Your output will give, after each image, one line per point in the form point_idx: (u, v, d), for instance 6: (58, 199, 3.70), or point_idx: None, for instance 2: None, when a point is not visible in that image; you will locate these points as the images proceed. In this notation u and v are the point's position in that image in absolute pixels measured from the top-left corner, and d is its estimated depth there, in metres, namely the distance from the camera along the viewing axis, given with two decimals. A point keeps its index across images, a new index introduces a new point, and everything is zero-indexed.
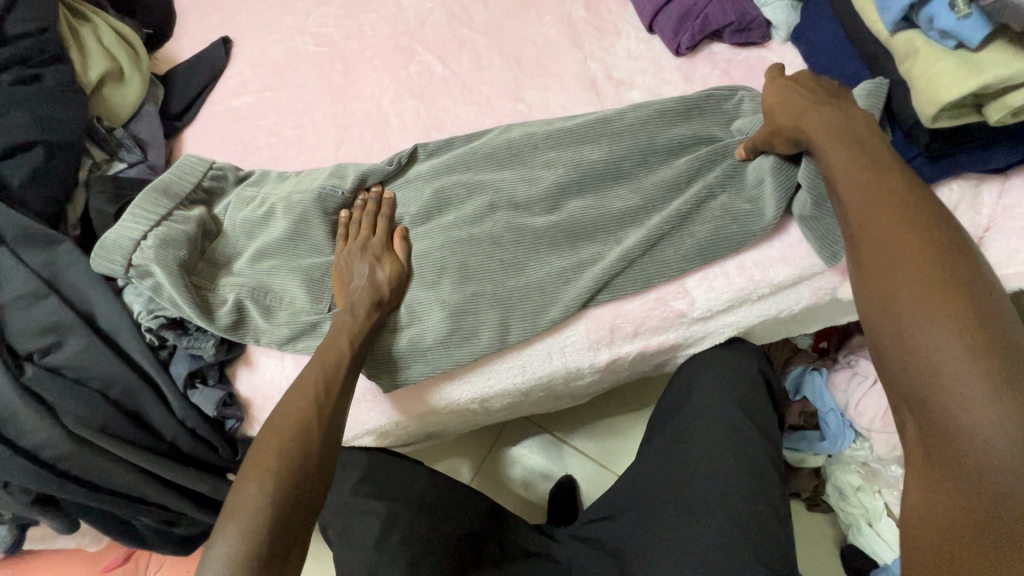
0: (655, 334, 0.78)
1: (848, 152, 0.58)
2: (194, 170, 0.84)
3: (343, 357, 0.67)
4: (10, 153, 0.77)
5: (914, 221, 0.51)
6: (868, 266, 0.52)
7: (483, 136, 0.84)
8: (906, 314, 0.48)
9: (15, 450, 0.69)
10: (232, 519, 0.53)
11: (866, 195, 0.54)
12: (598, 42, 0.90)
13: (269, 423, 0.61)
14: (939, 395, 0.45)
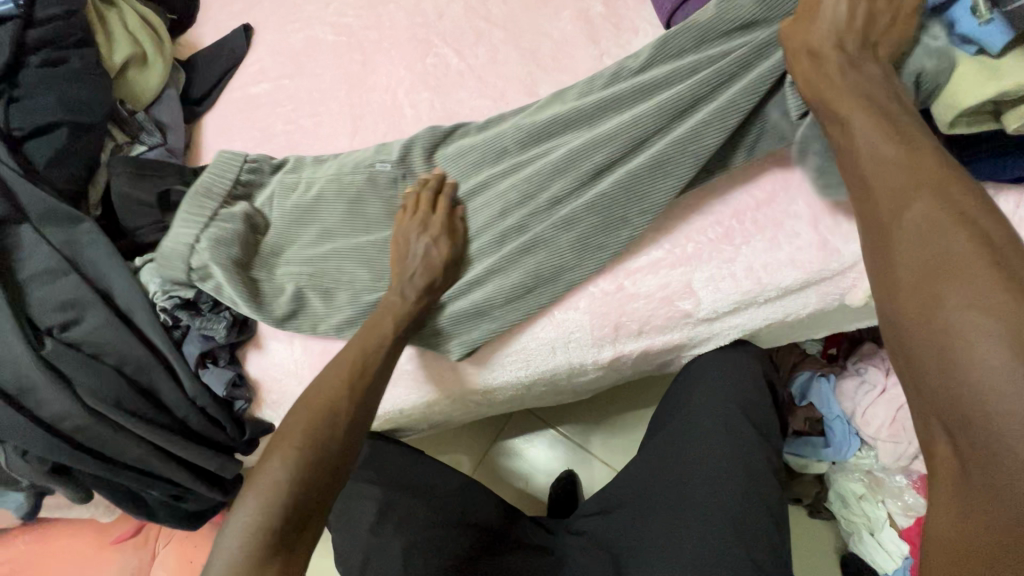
0: (659, 333, 0.78)
1: (889, 138, 0.50)
2: (230, 164, 0.86)
3: (386, 342, 0.69)
4: (36, 133, 0.79)
5: (953, 200, 0.44)
6: (914, 269, 0.43)
7: (541, 106, 0.77)
8: (958, 325, 0.39)
9: (34, 419, 0.71)
10: (255, 490, 0.57)
11: (911, 187, 0.46)
12: (615, 38, 0.90)
13: (302, 399, 0.65)
14: (988, 424, 0.37)
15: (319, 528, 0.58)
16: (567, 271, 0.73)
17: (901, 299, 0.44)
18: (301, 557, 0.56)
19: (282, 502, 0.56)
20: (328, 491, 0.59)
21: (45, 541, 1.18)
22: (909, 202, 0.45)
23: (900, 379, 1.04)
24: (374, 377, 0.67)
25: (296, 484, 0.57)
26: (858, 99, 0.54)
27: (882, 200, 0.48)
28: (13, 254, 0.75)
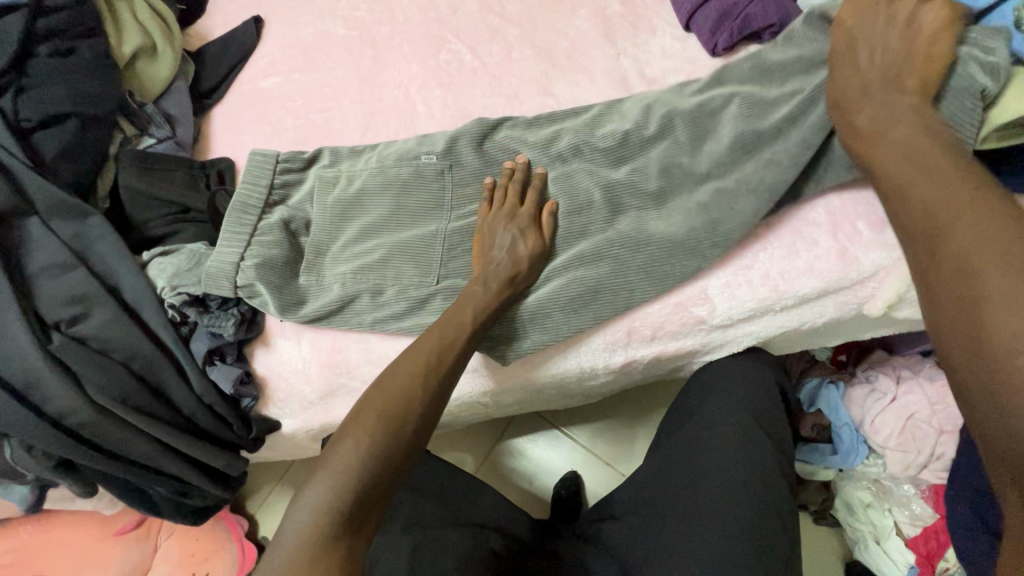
0: (672, 340, 0.77)
1: (935, 179, 0.54)
2: (264, 167, 0.85)
3: (465, 333, 0.67)
4: (44, 124, 0.78)
5: (1000, 227, 0.48)
6: (963, 300, 0.48)
7: (597, 116, 0.80)
8: (1010, 349, 0.44)
9: (40, 415, 0.71)
10: (328, 474, 0.57)
11: (959, 218, 0.51)
12: (632, 38, 0.88)
13: (380, 381, 0.64)
14: None
15: (382, 511, 0.59)
16: (627, 292, 0.73)
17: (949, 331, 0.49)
18: (368, 533, 0.57)
19: (351, 490, 0.56)
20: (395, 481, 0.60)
21: (46, 532, 1.17)
22: (965, 235, 0.50)
23: (911, 389, 1.04)
24: (453, 370, 0.65)
25: (366, 473, 0.57)
26: (897, 143, 0.59)
27: (935, 236, 0.52)
28: (19, 248, 0.74)
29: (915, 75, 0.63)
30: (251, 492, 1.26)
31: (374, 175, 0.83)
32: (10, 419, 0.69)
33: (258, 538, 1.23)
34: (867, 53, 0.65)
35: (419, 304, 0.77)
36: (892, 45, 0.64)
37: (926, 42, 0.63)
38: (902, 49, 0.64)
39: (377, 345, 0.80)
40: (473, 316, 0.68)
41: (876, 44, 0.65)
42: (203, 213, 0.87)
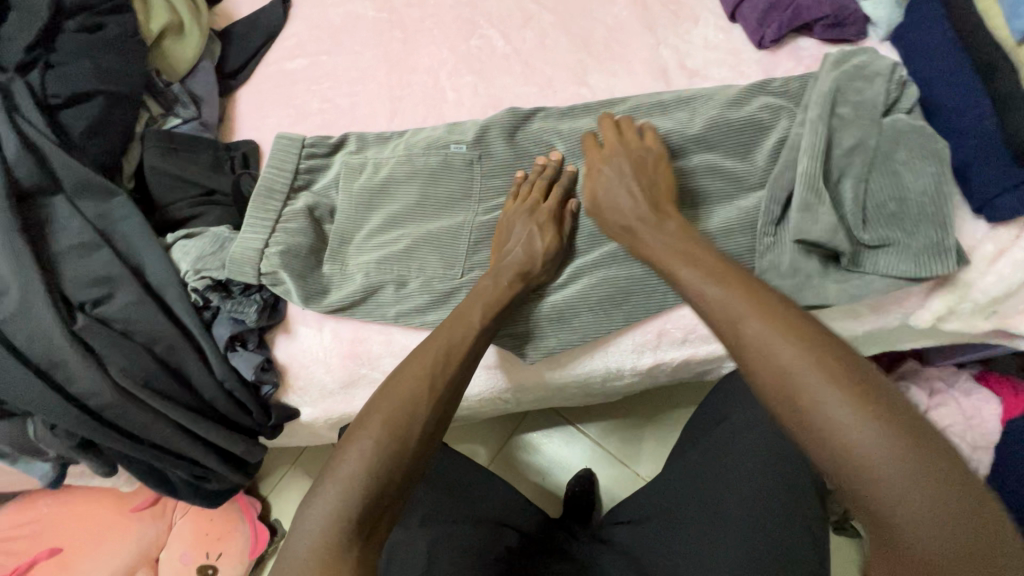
0: (704, 343, 0.75)
1: (712, 276, 0.57)
2: (288, 152, 0.84)
3: (474, 333, 0.66)
4: (71, 101, 0.77)
5: (773, 308, 0.52)
6: (782, 402, 0.48)
7: (634, 112, 0.78)
8: (833, 439, 0.45)
9: (64, 395, 0.70)
10: (336, 482, 0.54)
11: (744, 305, 0.53)
12: (673, 27, 0.85)
13: (389, 384, 0.61)
14: (894, 505, 0.42)
15: (393, 519, 0.56)
16: (659, 294, 0.71)
17: (784, 427, 0.49)
18: (379, 542, 0.54)
19: (362, 497, 0.54)
20: (407, 485, 0.58)
21: (66, 505, 1.18)
22: (754, 337, 0.51)
23: (944, 402, 0.99)
24: (461, 371, 0.64)
25: (377, 478, 0.55)
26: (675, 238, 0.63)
27: (732, 343, 0.53)
28: (43, 226, 0.72)
29: (652, 195, 0.68)
30: (265, 474, 1.28)
31: (400, 163, 0.81)
32: (34, 398, 0.69)
33: (272, 520, 1.24)
34: (603, 185, 0.71)
35: (446, 297, 0.76)
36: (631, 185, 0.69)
37: (663, 164, 0.71)
38: (642, 187, 0.69)
39: (398, 336, 0.78)
40: (481, 317, 0.67)
41: (611, 177, 0.70)
42: (226, 196, 0.86)
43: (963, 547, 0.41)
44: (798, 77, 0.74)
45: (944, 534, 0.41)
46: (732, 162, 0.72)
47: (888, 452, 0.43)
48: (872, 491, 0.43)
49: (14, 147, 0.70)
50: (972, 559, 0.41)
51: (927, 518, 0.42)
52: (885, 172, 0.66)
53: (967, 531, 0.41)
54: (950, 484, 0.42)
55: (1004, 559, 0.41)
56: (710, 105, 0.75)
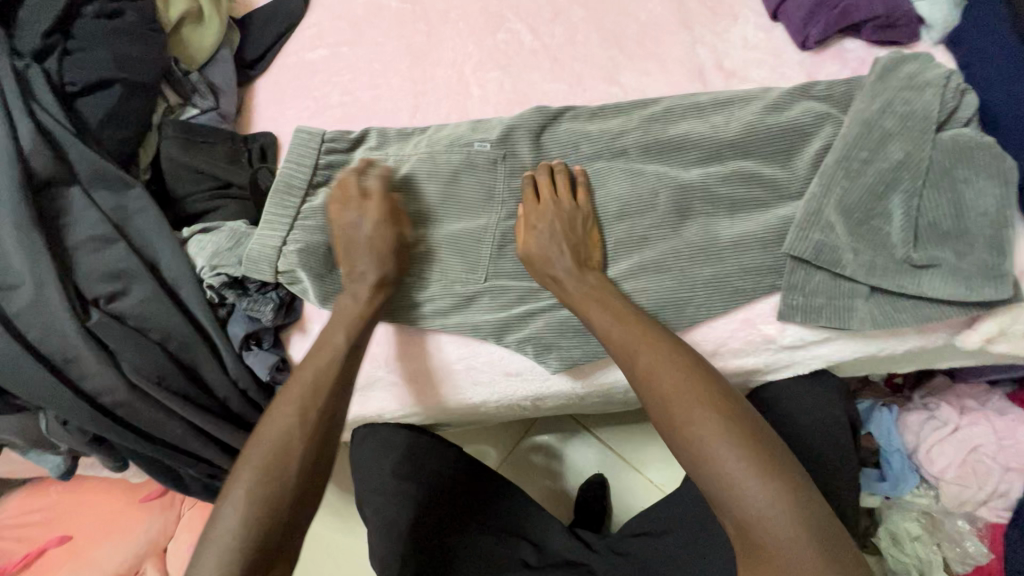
0: (735, 358, 0.71)
1: (612, 313, 0.64)
2: (306, 145, 0.81)
3: (339, 360, 0.66)
4: (89, 90, 0.75)
5: (658, 342, 0.61)
6: (669, 427, 0.57)
7: (667, 112, 0.74)
8: (708, 455, 0.55)
9: (76, 391, 0.69)
10: (222, 542, 0.55)
11: (636, 341, 0.62)
12: (710, 25, 0.83)
13: (261, 433, 0.60)
14: (749, 501, 0.52)
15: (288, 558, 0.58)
16: (690, 307, 0.68)
17: (672, 447, 0.58)
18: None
19: (256, 543, 0.55)
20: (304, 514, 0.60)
21: (78, 491, 1.17)
22: (648, 372, 0.60)
23: (976, 420, 0.95)
24: (336, 396, 0.64)
25: (265, 523, 0.56)
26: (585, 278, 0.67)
27: (632, 374, 0.61)
28: (59, 218, 0.70)
29: (578, 254, 0.69)
30: None
31: (422, 160, 0.78)
32: (46, 393, 0.68)
33: None
34: (539, 234, 0.69)
35: (467, 300, 0.74)
36: (556, 238, 0.68)
37: (591, 225, 0.71)
38: (568, 239, 0.69)
39: (416, 340, 0.76)
40: (344, 340, 0.67)
41: (543, 230, 0.69)
42: (243, 189, 0.83)
43: (813, 537, 0.51)
44: (845, 80, 0.71)
45: (785, 521, 0.51)
46: (771, 169, 0.69)
47: (751, 464, 0.53)
48: (738, 498, 0.53)
49: (29, 136, 0.69)
50: (808, 539, 0.51)
51: (785, 517, 0.51)
52: (936, 186, 0.63)
53: (814, 523, 0.52)
54: (796, 487, 0.53)
55: (839, 543, 0.52)
56: (750, 108, 0.72)
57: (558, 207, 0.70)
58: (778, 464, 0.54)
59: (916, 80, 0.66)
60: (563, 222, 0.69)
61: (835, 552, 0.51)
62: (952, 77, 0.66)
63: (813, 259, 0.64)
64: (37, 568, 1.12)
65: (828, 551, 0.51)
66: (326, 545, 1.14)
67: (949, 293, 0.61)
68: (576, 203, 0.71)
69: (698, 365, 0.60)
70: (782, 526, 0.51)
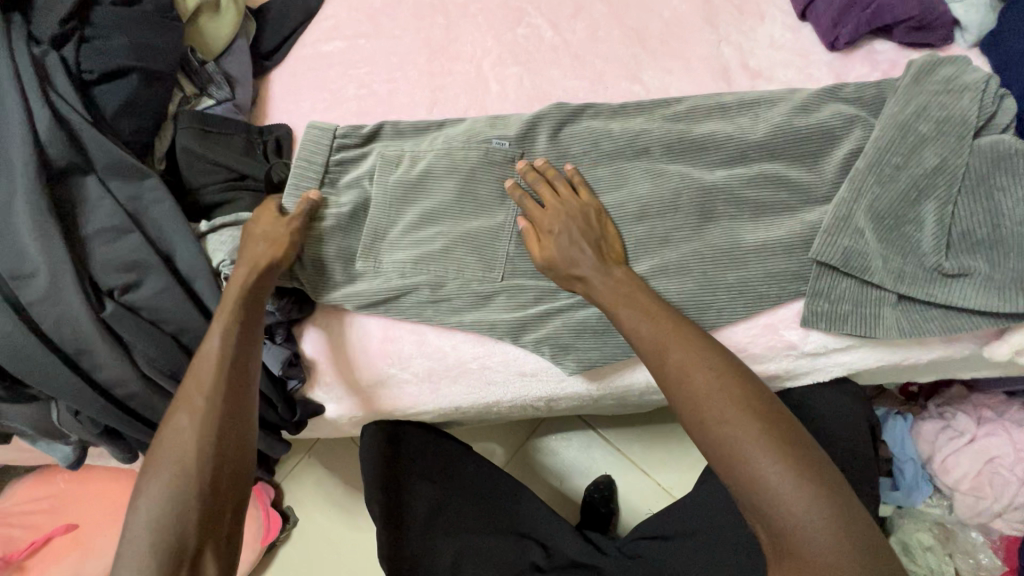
0: (755, 364, 0.70)
1: (639, 310, 0.62)
2: (319, 143, 0.79)
3: (224, 349, 0.62)
4: (105, 78, 0.74)
5: (688, 339, 0.60)
6: (701, 427, 0.56)
7: (691, 112, 0.73)
8: (741, 458, 0.53)
9: (90, 382, 0.69)
10: (133, 554, 0.53)
11: (666, 340, 0.60)
12: (736, 24, 0.82)
13: (158, 442, 0.58)
14: (783, 501, 0.51)
15: (217, 556, 0.56)
16: (711, 312, 0.67)
17: (702, 448, 0.57)
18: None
19: (169, 545, 0.54)
20: (225, 506, 0.57)
21: (83, 481, 1.16)
22: (681, 372, 0.58)
23: (994, 431, 0.93)
24: (226, 385, 0.60)
25: (172, 525, 0.54)
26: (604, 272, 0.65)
27: (662, 376, 0.59)
28: (74, 207, 0.70)
29: (601, 249, 0.67)
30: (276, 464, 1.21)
31: (440, 157, 0.77)
32: (59, 384, 0.67)
33: (284, 507, 1.16)
34: (556, 241, 0.67)
35: (484, 299, 0.73)
36: (576, 239, 0.67)
37: (604, 219, 0.70)
38: (588, 239, 0.67)
39: (431, 338, 0.75)
40: (223, 327, 0.63)
41: (560, 234, 0.67)
42: (258, 182, 0.82)
43: (850, 540, 0.50)
44: (874, 83, 0.69)
45: (819, 519, 0.51)
46: (798, 172, 0.68)
47: (788, 467, 0.52)
48: (774, 501, 0.52)
49: (47, 124, 0.68)
50: (843, 535, 0.50)
51: (823, 519, 0.51)
52: (972, 194, 0.62)
53: (850, 524, 0.51)
54: (831, 488, 0.52)
55: (874, 542, 0.52)
56: (776, 110, 0.71)
57: (575, 207, 0.69)
58: (809, 461, 0.53)
59: (952, 85, 0.65)
60: (578, 222, 0.68)
61: (871, 551, 0.51)
62: (990, 82, 0.64)
63: (842, 266, 0.63)
64: (43, 556, 1.10)
65: (863, 552, 0.50)
66: (333, 539, 1.14)
67: (978, 303, 0.60)
68: (587, 204, 0.70)
69: (730, 362, 0.59)
70: (816, 523, 0.51)
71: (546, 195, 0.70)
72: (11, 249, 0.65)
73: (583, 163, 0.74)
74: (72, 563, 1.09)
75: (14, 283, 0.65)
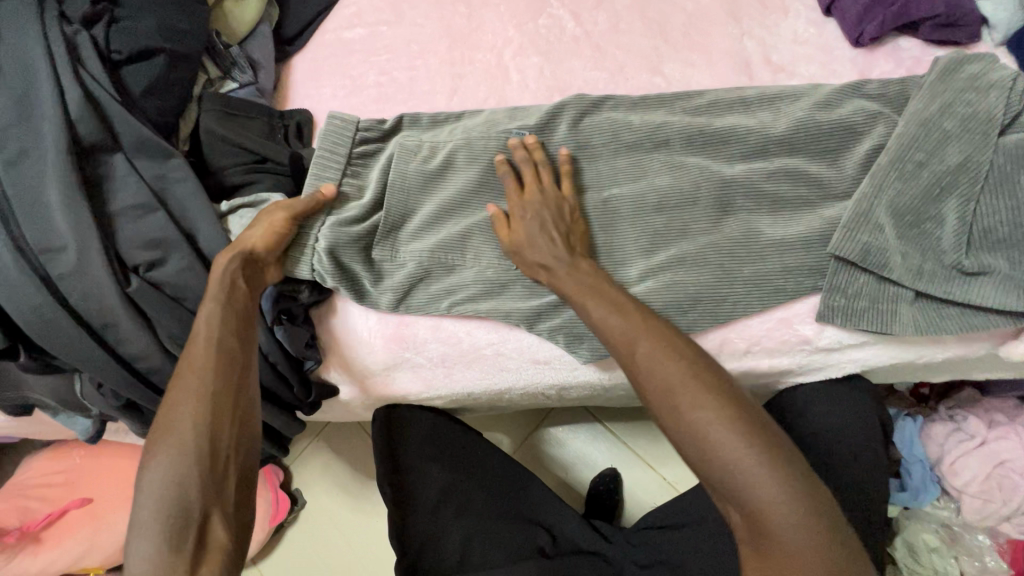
0: (768, 357, 0.70)
1: (608, 304, 0.63)
2: (341, 136, 0.80)
3: (216, 326, 0.63)
4: (133, 58, 0.76)
5: (654, 330, 0.60)
6: (673, 416, 0.56)
7: (711, 105, 0.74)
8: (712, 443, 0.54)
9: (114, 355, 0.70)
10: (143, 525, 0.54)
11: (635, 333, 0.60)
12: (759, 18, 0.82)
13: (158, 422, 0.59)
14: (750, 482, 0.52)
15: (225, 519, 0.57)
16: (726, 305, 0.67)
17: (674, 442, 0.57)
18: (214, 541, 0.55)
19: (176, 512, 0.55)
20: (228, 474, 0.58)
21: (96, 455, 1.17)
22: (651, 364, 0.58)
23: (1005, 434, 0.92)
24: (218, 363, 0.61)
25: (177, 494, 0.55)
26: (572, 270, 0.66)
27: (633, 371, 0.59)
28: (102, 184, 0.71)
29: (569, 241, 0.69)
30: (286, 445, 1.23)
31: (461, 145, 0.77)
32: (83, 356, 0.69)
33: (292, 489, 1.18)
34: (527, 226, 0.69)
35: (500, 287, 0.74)
36: (544, 229, 0.69)
37: (578, 215, 0.72)
38: (555, 232, 0.68)
39: (447, 325, 0.76)
40: (211, 306, 0.64)
41: (531, 220, 0.69)
42: (280, 164, 0.83)
43: (820, 528, 0.51)
44: (898, 80, 0.69)
45: (787, 497, 0.51)
46: (818, 168, 0.68)
47: (758, 455, 0.53)
48: (747, 491, 0.52)
49: (77, 101, 0.69)
50: (811, 509, 0.51)
51: (794, 507, 0.51)
52: (996, 192, 0.61)
53: (815, 503, 0.52)
54: (797, 466, 0.53)
55: (842, 533, 0.52)
56: (798, 104, 0.71)
57: (550, 199, 0.71)
58: (774, 442, 0.54)
59: (979, 83, 0.64)
60: (550, 213, 0.70)
61: (839, 540, 0.51)
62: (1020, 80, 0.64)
63: (860, 261, 0.63)
64: (56, 529, 1.10)
65: (834, 540, 0.51)
66: (339, 523, 1.15)
67: (997, 302, 0.60)
68: (563, 196, 0.72)
69: (694, 351, 0.59)
70: (783, 502, 0.51)
71: (529, 182, 0.72)
72: (40, 222, 0.66)
73: (601, 154, 0.74)
74: (86, 536, 1.10)
75: (43, 256, 0.66)
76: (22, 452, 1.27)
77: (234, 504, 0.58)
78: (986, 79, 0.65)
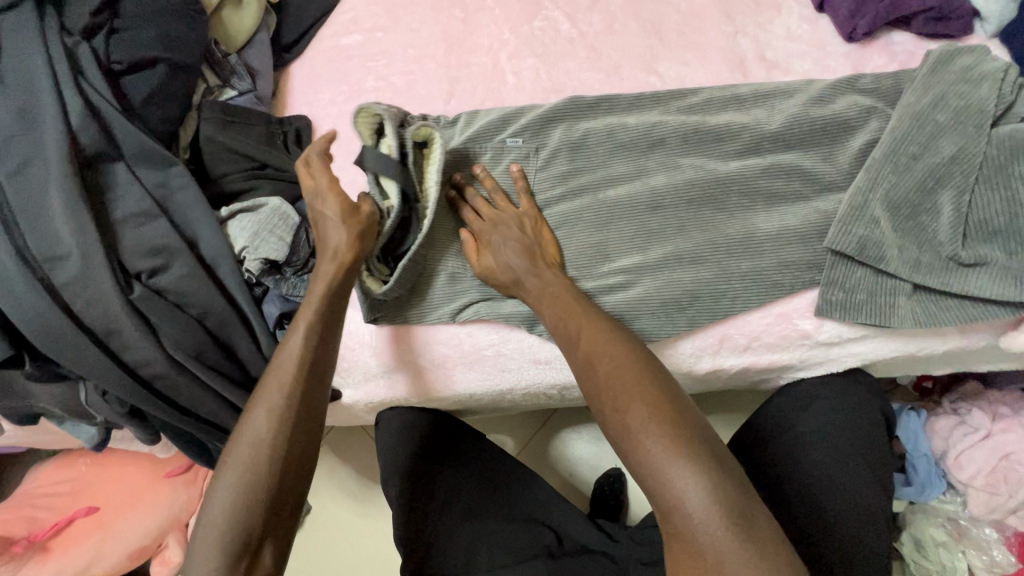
0: (769, 352, 0.70)
1: (554, 307, 0.66)
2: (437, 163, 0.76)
3: (304, 353, 0.62)
4: (132, 68, 0.76)
5: (597, 329, 0.63)
6: (604, 411, 0.58)
7: (703, 104, 0.74)
8: (632, 437, 0.54)
9: (118, 362, 0.71)
10: (204, 552, 0.55)
11: (576, 332, 0.63)
12: (753, 16, 0.82)
13: (232, 442, 0.59)
14: (661, 475, 0.52)
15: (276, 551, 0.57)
16: (725, 300, 0.68)
17: (611, 438, 0.57)
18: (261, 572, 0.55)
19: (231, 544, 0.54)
20: (283, 506, 0.58)
21: (103, 463, 1.17)
22: (587, 361, 0.60)
23: (1010, 426, 0.92)
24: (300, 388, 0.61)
25: (235, 525, 0.55)
26: (530, 275, 0.68)
27: (576, 372, 0.61)
28: (103, 193, 0.72)
29: (533, 250, 0.70)
30: None
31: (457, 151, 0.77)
32: (86, 363, 0.69)
33: None
34: (492, 250, 0.71)
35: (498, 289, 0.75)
36: (509, 250, 0.70)
37: (540, 226, 0.73)
38: (518, 252, 0.69)
39: (451, 328, 0.77)
40: (307, 327, 0.63)
41: (497, 244, 0.71)
42: (278, 170, 0.83)
43: (731, 522, 0.49)
44: (892, 74, 0.70)
45: (694, 490, 0.50)
46: (813, 162, 0.68)
47: (667, 446, 0.52)
48: (664, 485, 0.51)
49: (78, 111, 0.70)
50: (721, 503, 0.49)
51: (704, 500, 0.50)
52: (991, 184, 0.62)
53: (726, 495, 0.50)
54: (713, 459, 0.52)
55: (757, 528, 0.49)
56: (791, 101, 0.71)
57: (510, 216, 0.72)
58: (692, 436, 0.53)
59: (975, 75, 0.64)
60: (511, 232, 0.71)
61: (750, 532, 0.49)
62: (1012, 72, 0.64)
63: (857, 255, 0.63)
64: (63, 538, 1.10)
65: (747, 536, 0.48)
66: (343, 527, 1.16)
67: (996, 293, 0.60)
68: (523, 211, 0.73)
69: (635, 348, 0.61)
70: (689, 493, 0.50)
71: (485, 211, 0.74)
72: (43, 231, 0.66)
73: (597, 154, 0.75)
74: (94, 543, 1.09)
75: (47, 265, 0.67)
76: (29, 461, 1.28)
77: (284, 540, 0.58)
78: (982, 71, 0.65)
